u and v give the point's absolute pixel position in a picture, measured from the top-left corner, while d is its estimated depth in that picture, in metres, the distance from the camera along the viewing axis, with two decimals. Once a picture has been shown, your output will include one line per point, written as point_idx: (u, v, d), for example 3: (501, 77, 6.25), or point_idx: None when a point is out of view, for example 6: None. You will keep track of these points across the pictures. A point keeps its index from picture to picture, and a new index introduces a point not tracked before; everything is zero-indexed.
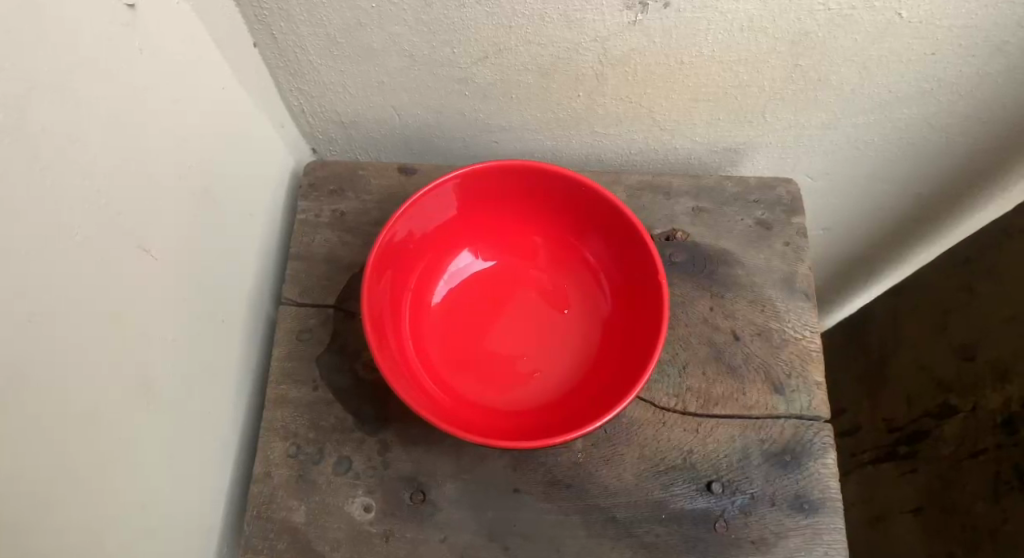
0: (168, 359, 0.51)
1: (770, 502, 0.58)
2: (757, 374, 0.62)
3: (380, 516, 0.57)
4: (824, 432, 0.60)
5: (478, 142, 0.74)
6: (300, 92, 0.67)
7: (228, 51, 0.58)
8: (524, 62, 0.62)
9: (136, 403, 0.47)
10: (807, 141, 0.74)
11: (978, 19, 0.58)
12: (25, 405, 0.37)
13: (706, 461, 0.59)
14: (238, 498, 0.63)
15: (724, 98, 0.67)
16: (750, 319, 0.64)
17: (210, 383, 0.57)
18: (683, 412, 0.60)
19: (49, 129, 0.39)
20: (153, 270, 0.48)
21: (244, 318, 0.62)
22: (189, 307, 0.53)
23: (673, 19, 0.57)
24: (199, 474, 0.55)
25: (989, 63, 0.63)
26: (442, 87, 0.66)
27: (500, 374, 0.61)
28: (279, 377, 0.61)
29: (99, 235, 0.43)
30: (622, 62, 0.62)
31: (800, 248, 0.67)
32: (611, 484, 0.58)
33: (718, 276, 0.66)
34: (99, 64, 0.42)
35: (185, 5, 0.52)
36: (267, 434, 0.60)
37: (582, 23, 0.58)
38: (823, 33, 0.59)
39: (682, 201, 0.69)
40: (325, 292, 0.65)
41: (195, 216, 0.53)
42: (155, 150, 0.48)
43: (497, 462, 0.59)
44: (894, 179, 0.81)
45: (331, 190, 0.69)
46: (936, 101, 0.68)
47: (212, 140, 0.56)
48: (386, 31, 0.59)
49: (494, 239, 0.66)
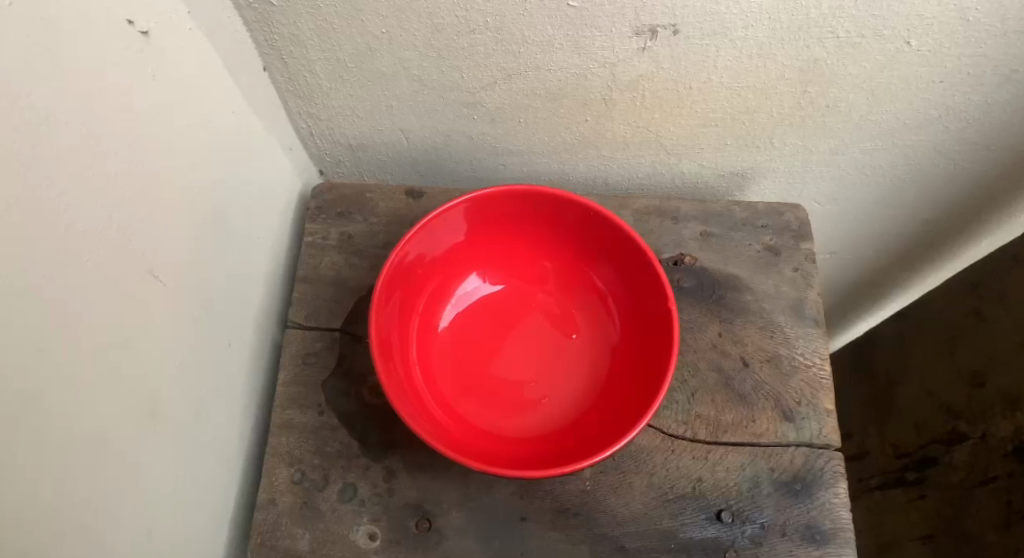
0: (174, 385, 0.50)
1: (780, 531, 0.57)
2: (767, 402, 0.61)
3: (385, 544, 0.56)
4: (835, 460, 0.59)
5: (486, 165, 0.74)
6: (309, 115, 0.67)
7: (240, 76, 0.59)
8: (532, 87, 0.62)
9: (141, 429, 0.46)
10: (814, 167, 0.74)
11: (987, 47, 0.58)
12: (33, 432, 0.37)
13: (715, 489, 0.58)
14: (242, 524, 0.62)
15: (733, 123, 0.67)
16: (759, 346, 0.63)
17: (216, 408, 0.56)
18: (692, 439, 0.60)
19: (64, 154, 0.39)
20: (162, 295, 0.48)
21: (249, 342, 0.62)
22: (195, 332, 0.53)
23: (682, 46, 0.57)
24: (203, 501, 0.55)
25: (996, 91, 0.63)
26: (450, 112, 0.66)
27: (507, 399, 0.61)
28: (285, 402, 0.61)
29: (108, 258, 0.42)
30: (630, 87, 0.62)
31: (809, 274, 0.67)
32: (620, 512, 0.57)
33: (727, 302, 0.65)
34: (112, 89, 0.43)
35: (198, 30, 0.52)
36: (271, 459, 0.59)
37: (591, 49, 0.58)
38: (832, 61, 0.59)
39: (689, 226, 0.69)
40: (331, 315, 0.64)
41: (202, 241, 0.53)
42: (165, 175, 0.48)
43: (504, 490, 0.58)
44: (902, 204, 0.81)
45: (338, 212, 0.69)
46: (943, 128, 0.68)
47: (220, 164, 0.55)
48: (396, 56, 0.59)
49: (502, 263, 0.66)
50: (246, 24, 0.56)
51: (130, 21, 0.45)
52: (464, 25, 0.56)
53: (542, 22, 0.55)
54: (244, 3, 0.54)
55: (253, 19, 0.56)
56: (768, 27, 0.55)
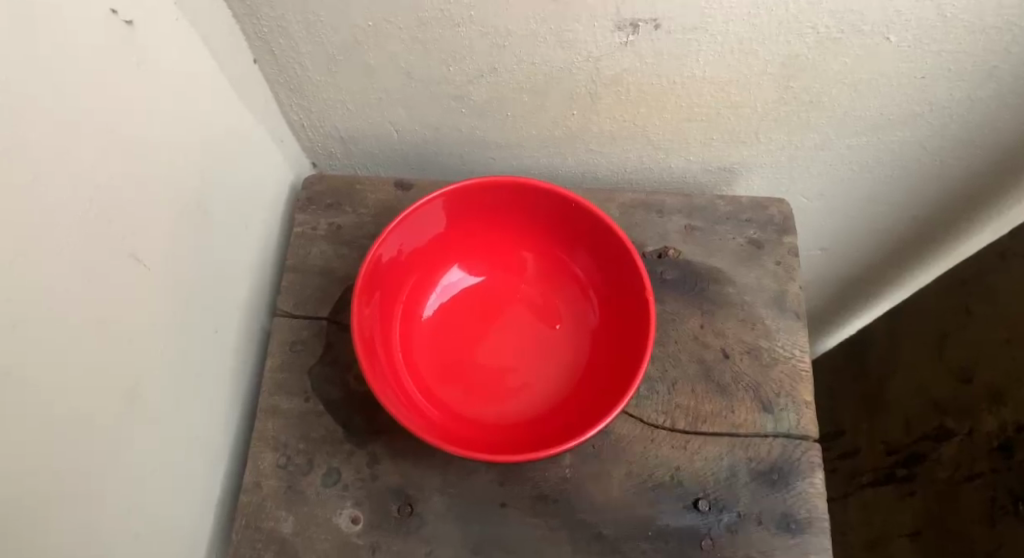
0: (157, 368, 0.51)
1: (756, 520, 0.57)
2: (746, 393, 0.62)
3: (366, 527, 0.57)
4: (812, 451, 0.60)
5: (475, 159, 0.75)
6: (300, 108, 0.69)
7: (228, 68, 0.60)
8: (518, 81, 0.63)
9: (124, 409, 0.47)
10: (800, 162, 0.75)
11: (966, 44, 0.58)
12: (16, 407, 0.38)
13: (693, 478, 0.59)
14: (227, 506, 0.63)
15: (716, 118, 0.67)
16: (740, 337, 0.64)
17: (202, 391, 0.58)
18: (671, 428, 0.61)
19: (45, 143, 0.40)
20: (144, 280, 0.49)
21: (237, 328, 0.63)
22: (178, 317, 0.54)
23: (664, 40, 0.58)
24: (188, 485, 0.56)
25: (978, 88, 0.64)
26: (438, 105, 0.67)
27: (490, 387, 0.62)
28: (271, 388, 0.62)
29: (91, 242, 0.44)
30: (614, 82, 0.63)
31: (791, 267, 0.68)
32: (598, 498, 0.58)
33: (709, 294, 0.66)
34: (93, 76, 0.43)
35: (184, 22, 0.53)
36: (257, 444, 0.60)
37: (575, 43, 0.59)
38: (814, 56, 0.60)
39: (674, 219, 0.70)
40: (319, 304, 0.66)
41: (186, 227, 0.54)
42: (148, 161, 0.49)
43: (484, 476, 0.59)
44: (890, 201, 0.82)
45: (328, 203, 0.70)
46: (928, 124, 0.69)
47: (206, 152, 0.56)
48: (383, 50, 0.60)
49: (484, 253, 0.67)
50: (234, 16, 0.58)
51: (114, 11, 0.46)
52: (448, 18, 0.57)
53: (526, 17, 0.56)
54: None
55: (242, 12, 0.57)
56: (748, 23, 0.56)
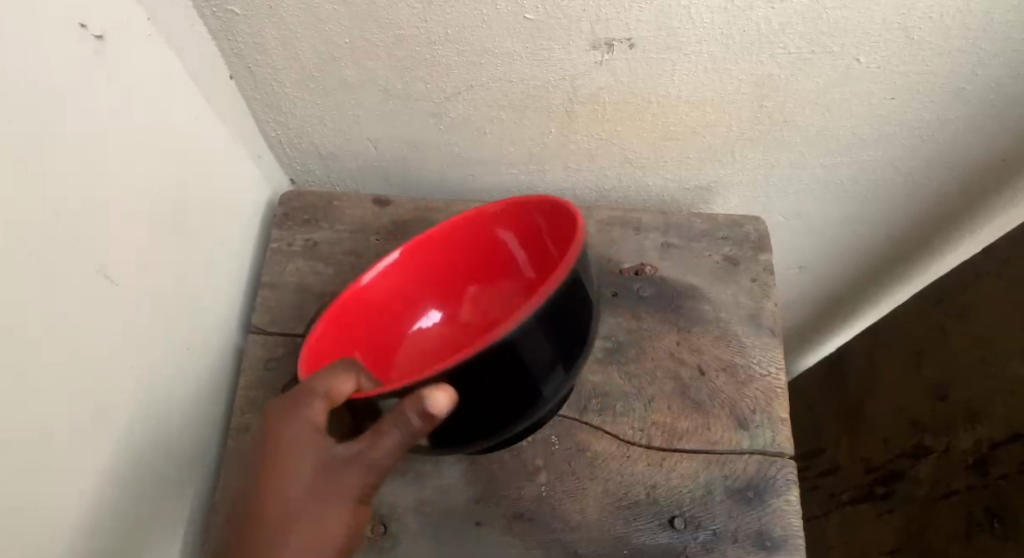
0: (127, 385, 0.50)
1: (732, 537, 0.56)
2: (722, 409, 0.62)
3: None
4: (787, 468, 0.59)
5: (454, 176, 0.75)
6: (278, 124, 0.68)
7: (205, 83, 0.60)
8: (496, 98, 0.64)
9: (92, 427, 0.46)
10: (775, 181, 0.75)
11: (934, 66, 0.60)
12: None
13: (669, 495, 0.58)
14: (198, 527, 0.61)
15: (692, 136, 0.68)
16: (716, 354, 0.64)
17: (173, 409, 0.57)
18: (648, 445, 0.60)
19: (14, 151, 0.39)
20: (114, 295, 0.48)
21: (210, 344, 0.63)
22: (150, 333, 0.53)
23: (639, 59, 0.59)
24: (157, 504, 0.55)
25: (947, 109, 0.65)
26: (416, 122, 0.67)
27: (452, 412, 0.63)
28: (244, 406, 0.61)
29: (56, 259, 0.43)
30: (591, 100, 0.64)
31: (766, 284, 0.68)
32: (574, 517, 0.58)
33: (685, 311, 0.67)
34: (63, 89, 0.43)
35: (157, 37, 0.53)
36: (228, 462, 0.59)
37: (551, 61, 0.59)
38: (786, 76, 0.61)
39: (651, 236, 0.71)
40: (293, 321, 0.65)
41: (159, 241, 0.54)
42: (119, 176, 0.49)
43: (459, 495, 0.59)
44: (865, 219, 0.83)
45: (305, 219, 0.70)
46: (900, 144, 0.70)
47: (180, 166, 0.56)
48: (360, 66, 0.60)
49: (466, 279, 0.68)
50: (210, 32, 0.58)
51: (84, 24, 0.45)
52: (424, 36, 0.57)
53: (502, 35, 0.57)
54: (209, 11, 0.56)
55: (218, 28, 0.58)
56: (721, 43, 0.57)
